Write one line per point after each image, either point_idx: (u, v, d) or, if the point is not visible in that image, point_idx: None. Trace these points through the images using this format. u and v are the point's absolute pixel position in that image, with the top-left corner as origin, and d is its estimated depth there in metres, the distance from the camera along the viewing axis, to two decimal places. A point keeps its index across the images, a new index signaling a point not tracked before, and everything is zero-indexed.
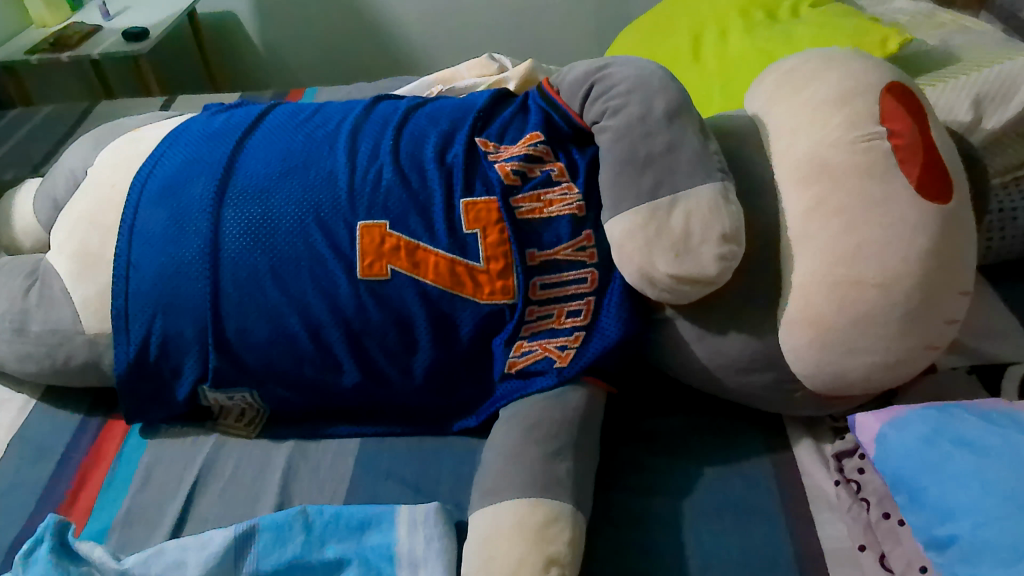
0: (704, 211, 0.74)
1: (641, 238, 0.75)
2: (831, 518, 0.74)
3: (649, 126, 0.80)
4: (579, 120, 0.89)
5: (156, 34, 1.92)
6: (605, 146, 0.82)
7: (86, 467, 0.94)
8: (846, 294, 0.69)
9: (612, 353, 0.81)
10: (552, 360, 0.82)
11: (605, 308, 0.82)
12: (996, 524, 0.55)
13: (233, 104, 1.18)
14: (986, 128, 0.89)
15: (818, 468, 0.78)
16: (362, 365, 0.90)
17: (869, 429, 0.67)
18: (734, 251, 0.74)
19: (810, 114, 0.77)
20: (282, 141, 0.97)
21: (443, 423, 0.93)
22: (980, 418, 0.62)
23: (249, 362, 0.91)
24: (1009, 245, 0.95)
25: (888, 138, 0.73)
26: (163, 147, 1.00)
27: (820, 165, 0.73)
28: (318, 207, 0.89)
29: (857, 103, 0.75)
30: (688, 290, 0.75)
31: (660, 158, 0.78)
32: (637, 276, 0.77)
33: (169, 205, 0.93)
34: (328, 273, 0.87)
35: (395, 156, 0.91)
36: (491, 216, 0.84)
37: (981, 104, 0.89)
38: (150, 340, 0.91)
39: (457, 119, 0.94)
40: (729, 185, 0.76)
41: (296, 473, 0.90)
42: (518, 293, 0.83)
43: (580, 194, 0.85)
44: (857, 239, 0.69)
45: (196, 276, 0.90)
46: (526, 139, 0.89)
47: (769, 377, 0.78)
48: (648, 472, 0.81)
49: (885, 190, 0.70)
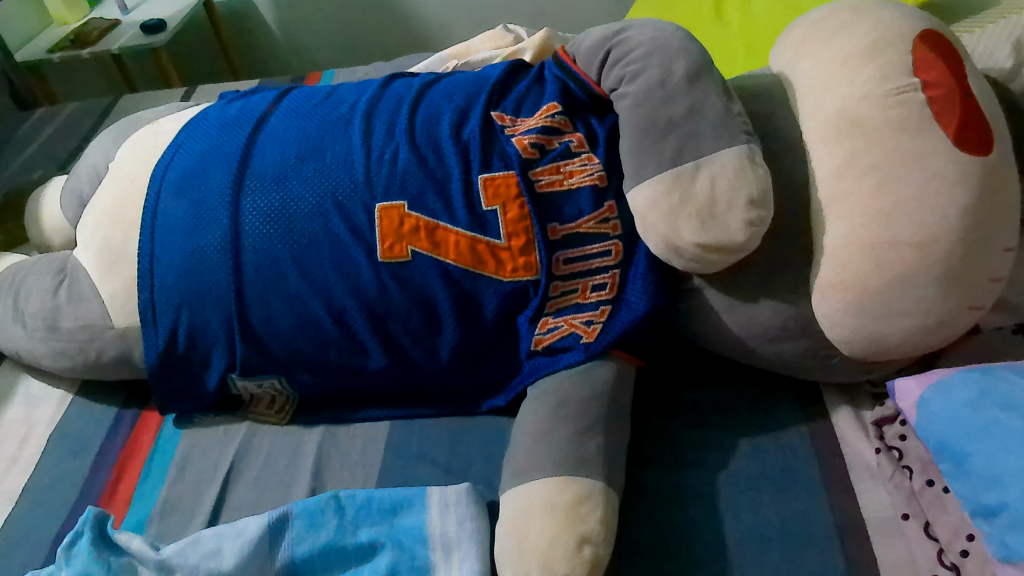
0: (730, 175, 0.71)
1: (664, 207, 0.73)
2: (871, 487, 0.72)
3: (669, 89, 0.77)
4: (597, 87, 0.86)
5: (173, 25, 1.93)
6: (625, 114, 0.80)
7: (124, 459, 0.96)
8: (882, 256, 0.66)
9: (639, 326, 0.79)
10: (578, 336, 0.80)
11: (631, 279, 0.80)
12: None
13: (249, 90, 1.17)
14: None
15: (857, 436, 0.76)
16: (388, 348, 0.89)
17: (909, 395, 0.64)
18: (762, 216, 0.71)
19: (838, 69, 0.74)
20: (297, 126, 0.96)
21: (472, 403, 0.93)
22: None
23: (275, 349, 0.91)
24: None
25: (922, 90, 0.69)
26: (180, 137, 1.00)
27: (851, 122, 0.70)
28: (336, 191, 0.88)
29: (888, 54, 0.71)
30: (715, 259, 0.73)
31: (681, 123, 0.75)
32: (662, 247, 0.75)
33: (188, 195, 0.93)
34: (349, 257, 0.86)
35: (411, 135, 0.89)
36: (510, 191, 0.83)
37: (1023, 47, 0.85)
38: (177, 331, 0.92)
39: (472, 94, 0.92)
40: (755, 147, 0.74)
41: (328, 458, 0.91)
42: (541, 269, 0.81)
43: (600, 164, 0.82)
44: (892, 197, 0.66)
45: (219, 265, 0.89)
46: (543, 110, 0.86)
47: (803, 345, 0.75)
48: (681, 445, 0.79)
49: (921, 144, 0.67)
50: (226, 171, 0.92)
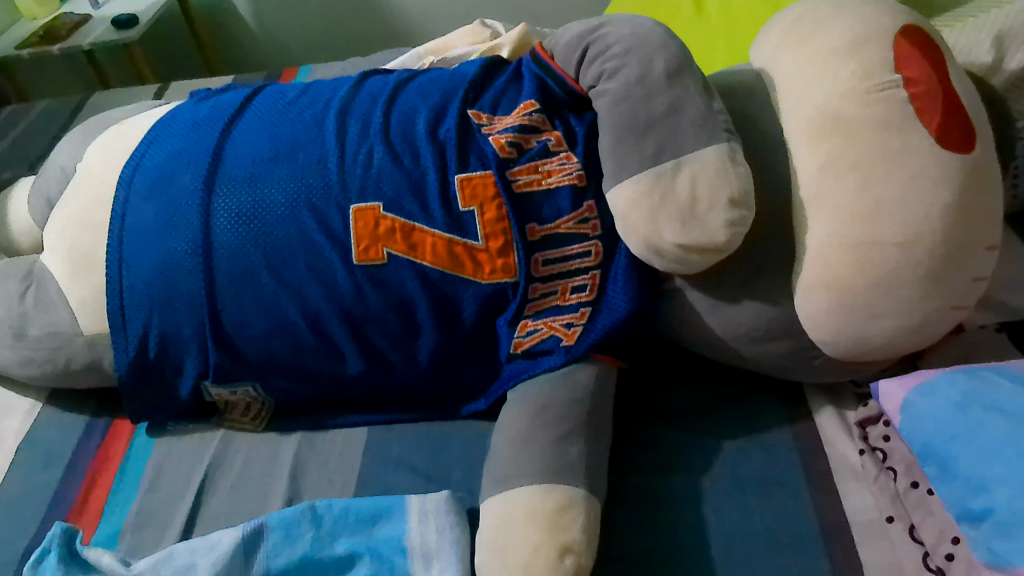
0: (710, 175, 0.70)
1: (645, 207, 0.72)
2: (856, 489, 0.71)
3: (649, 87, 0.75)
4: (575, 85, 0.84)
5: (145, 20, 1.89)
6: (604, 111, 0.78)
7: (96, 470, 0.93)
8: (865, 255, 0.65)
9: (621, 328, 0.78)
10: (558, 339, 0.78)
11: (612, 281, 0.79)
12: None
13: (221, 89, 1.15)
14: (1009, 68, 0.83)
15: (841, 437, 0.75)
16: (365, 352, 0.87)
17: (893, 398, 0.64)
18: (743, 216, 0.70)
19: (820, 64, 0.72)
20: (269, 125, 0.93)
21: (452, 407, 0.91)
22: (1012, 380, 0.58)
23: (250, 355, 0.89)
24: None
25: (905, 86, 0.68)
26: (150, 137, 0.97)
27: (832, 119, 0.69)
28: (309, 193, 0.85)
29: (869, 49, 0.70)
30: (696, 259, 0.72)
31: (661, 121, 0.73)
32: (643, 248, 0.74)
33: (158, 198, 0.90)
34: (323, 260, 0.84)
35: (386, 134, 0.87)
36: (488, 191, 0.81)
37: (1003, 42, 0.83)
38: (149, 338, 0.89)
39: (448, 91, 0.90)
40: (736, 146, 0.72)
41: (305, 466, 0.89)
42: (520, 271, 0.79)
43: (579, 163, 0.80)
44: (874, 196, 0.65)
45: (190, 270, 0.87)
46: (520, 108, 0.84)
47: (787, 346, 0.74)
48: (664, 448, 0.78)
49: (903, 142, 0.66)
50: (197, 172, 0.90)
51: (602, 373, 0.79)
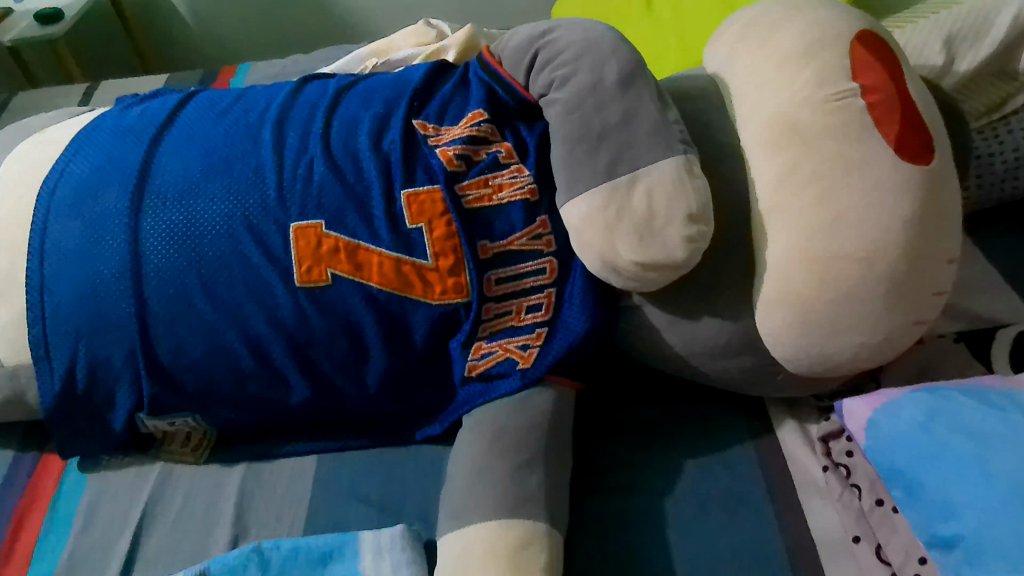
0: (667, 189, 0.67)
1: (600, 223, 0.69)
2: (820, 506, 0.70)
3: (601, 96, 0.72)
4: (525, 93, 0.80)
5: (71, 16, 1.78)
6: (556, 121, 0.74)
7: (22, 510, 0.87)
8: (827, 271, 0.64)
9: (579, 348, 0.75)
10: (514, 362, 0.75)
11: (568, 298, 0.76)
12: (1006, 522, 0.50)
13: (150, 94, 1.08)
14: (959, 69, 0.84)
15: (804, 452, 0.74)
16: (311, 378, 0.83)
17: (858, 417, 0.62)
18: (702, 232, 0.67)
19: (775, 72, 0.70)
20: (201, 136, 0.87)
21: (405, 431, 0.87)
22: (977, 399, 0.57)
23: (187, 383, 0.83)
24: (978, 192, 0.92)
25: (862, 95, 0.67)
26: (71, 148, 0.90)
27: (790, 129, 0.67)
28: (246, 210, 0.80)
29: (825, 57, 0.68)
30: (654, 276, 0.69)
31: (615, 132, 0.70)
32: (599, 264, 0.71)
33: (81, 216, 0.84)
34: (263, 282, 0.79)
35: (326, 146, 0.82)
36: (436, 207, 0.77)
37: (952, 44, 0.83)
38: (75, 368, 0.83)
39: (393, 99, 0.85)
40: (692, 157, 0.70)
41: (251, 499, 0.84)
42: (473, 291, 0.76)
43: (531, 176, 0.77)
44: (834, 210, 0.64)
45: (118, 294, 0.81)
46: (468, 118, 0.80)
47: (749, 361, 0.72)
48: (626, 470, 0.76)
49: (860, 153, 0.64)
50: (123, 189, 0.84)
51: (561, 394, 0.76)
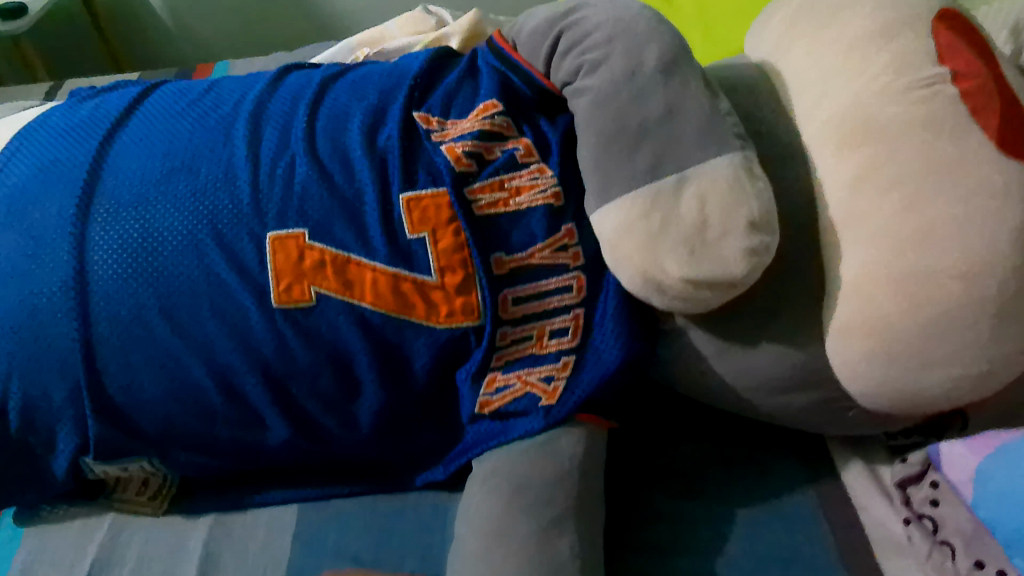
0: (722, 192, 0.56)
1: (641, 234, 0.57)
2: (904, 568, 0.59)
3: (639, 84, 0.61)
4: (545, 82, 0.69)
5: (34, 8, 1.64)
6: (584, 114, 0.63)
7: None
8: (918, 291, 0.53)
9: (611, 382, 0.63)
10: (536, 398, 0.63)
11: (599, 320, 0.64)
12: None
13: (108, 86, 0.95)
14: None
15: (876, 501, 0.63)
16: (291, 416, 0.70)
17: (963, 467, 0.53)
18: (764, 244, 0.56)
19: (844, 56, 0.60)
20: (164, 131, 0.74)
21: (401, 477, 0.75)
22: None
23: (144, 422, 0.70)
24: None
25: (953, 82, 0.56)
26: (12, 144, 0.78)
27: (868, 123, 0.56)
28: (214, 217, 0.68)
29: (904, 38, 0.58)
30: (706, 296, 0.58)
31: (657, 126, 0.59)
32: (639, 282, 0.59)
33: (18, 224, 0.71)
34: (234, 304, 0.67)
35: (311, 143, 0.70)
36: (441, 214, 0.65)
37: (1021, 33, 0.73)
38: (8, 406, 0.70)
39: (388, 89, 0.73)
40: (750, 155, 0.59)
41: (220, 559, 0.71)
42: (485, 314, 0.64)
43: (554, 178, 0.66)
44: (926, 218, 0.53)
45: (60, 318, 0.68)
46: (479, 110, 0.68)
47: (813, 397, 0.61)
48: (668, 525, 0.64)
49: (956, 151, 0.53)
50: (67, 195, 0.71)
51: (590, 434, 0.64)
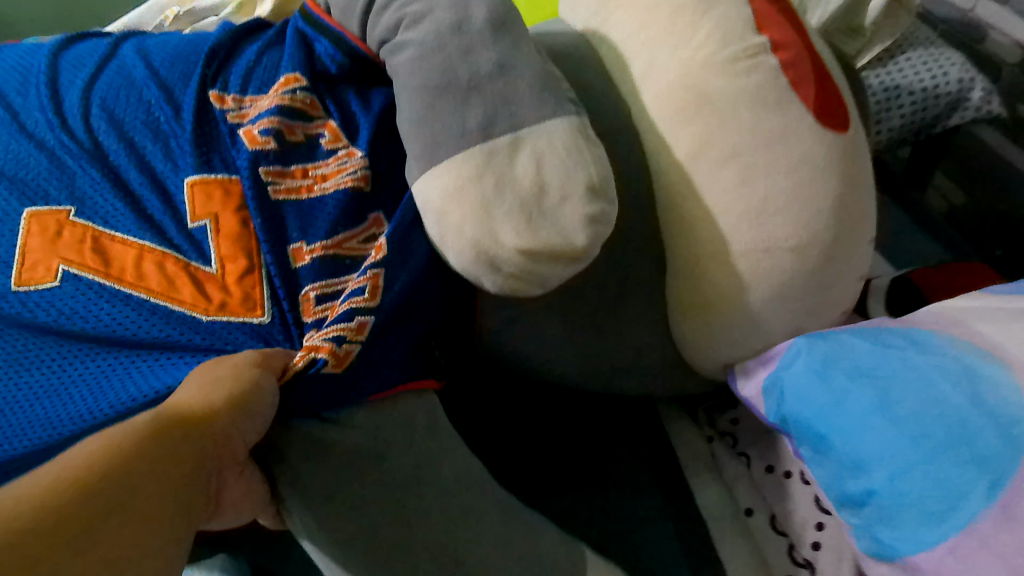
0: (558, 150, 0.58)
1: (472, 196, 0.56)
2: (704, 482, 0.79)
3: (466, 39, 0.62)
4: (358, 45, 0.71)
5: None
6: (403, 70, 0.64)
7: None
8: (759, 258, 0.63)
9: (394, 360, 0.63)
10: (322, 365, 0.58)
11: (395, 292, 0.62)
12: (911, 474, 0.53)
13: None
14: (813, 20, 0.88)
15: (688, 429, 0.83)
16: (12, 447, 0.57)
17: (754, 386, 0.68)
18: (603, 211, 0.58)
19: (666, 32, 0.67)
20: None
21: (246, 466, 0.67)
22: (874, 343, 0.61)
23: None
24: (894, 133, 1.03)
25: (772, 52, 0.64)
26: None
27: (695, 95, 0.64)
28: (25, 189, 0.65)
29: (720, 8, 0.65)
30: (543, 265, 0.58)
31: (485, 80, 0.61)
32: (473, 254, 0.57)
33: None
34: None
35: (87, 125, 0.68)
36: (227, 192, 0.64)
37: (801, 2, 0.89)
38: None
39: (184, 61, 0.72)
40: (581, 120, 0.62)
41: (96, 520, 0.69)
42: (263, 300, 0.61)
43: (363, 159, 0.66)
44: (760, 189, 0.62)
45: None
46: (279, 83, 0.69)
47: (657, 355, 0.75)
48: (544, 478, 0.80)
49: (778, 117, 0.62)
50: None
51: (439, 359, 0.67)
